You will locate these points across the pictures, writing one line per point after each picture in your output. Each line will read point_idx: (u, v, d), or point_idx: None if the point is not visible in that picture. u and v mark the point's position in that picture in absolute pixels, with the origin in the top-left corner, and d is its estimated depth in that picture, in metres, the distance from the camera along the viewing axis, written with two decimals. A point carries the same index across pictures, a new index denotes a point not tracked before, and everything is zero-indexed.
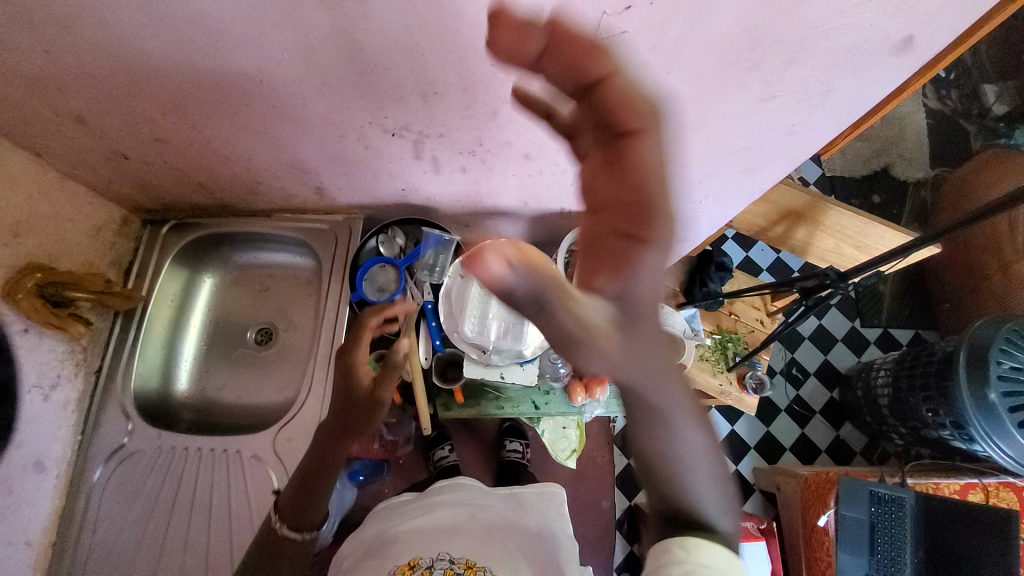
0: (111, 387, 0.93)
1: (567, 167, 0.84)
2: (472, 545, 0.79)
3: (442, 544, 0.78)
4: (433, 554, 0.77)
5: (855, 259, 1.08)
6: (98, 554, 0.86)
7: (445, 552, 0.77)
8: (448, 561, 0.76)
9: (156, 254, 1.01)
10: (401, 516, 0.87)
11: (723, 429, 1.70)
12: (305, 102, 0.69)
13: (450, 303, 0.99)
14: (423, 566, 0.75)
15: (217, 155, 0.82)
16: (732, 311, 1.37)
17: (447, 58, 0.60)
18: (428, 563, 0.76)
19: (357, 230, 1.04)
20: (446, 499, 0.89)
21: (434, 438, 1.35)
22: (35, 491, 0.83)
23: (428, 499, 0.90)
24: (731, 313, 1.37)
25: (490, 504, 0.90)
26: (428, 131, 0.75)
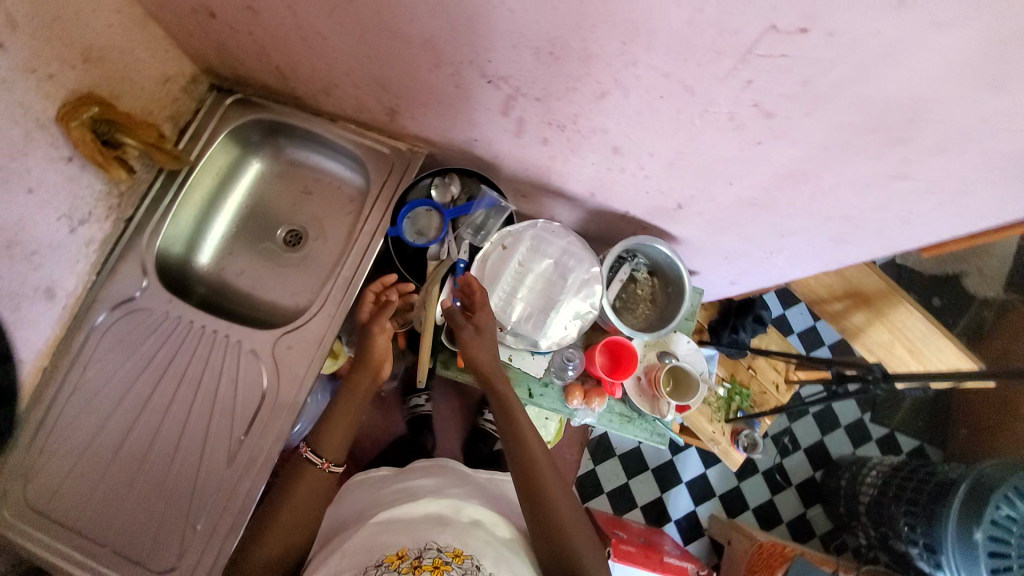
0: (136, 238, 0.92)
1: (650, 174, 0.78)
2: (458, 535, 0.81)
3: (427, 534, 0.80)
4: (421, 544, 0.78)
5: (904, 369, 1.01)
6: (83, 390, 0.88)
7: (431, 542, 0.79)
8: (433, 549, 0.77)
9: (214, 123, 0.98)
10: (379, 500, 0.94)
11: (694, 468, 1.70)
12: (413, 18, 0.64)
13: (483, 270, 0.89)
14: (412, 556, 0.76)
15: (304, 46, 0.78)
16: (752, 365, 1.32)
17: (581, 21, 0.54)
18: (417, 553, 0.76)
19: (415, 165, 0.99)
20: (422, 488, 0.94)
21: (408, 385, 1.35)
22: (41, 313, 0.84)
23: (402, 482, 0.96)
24: (749, 367, 1.31)
25: (466, 492, 0.94)
26: (526, 90, 0.69)
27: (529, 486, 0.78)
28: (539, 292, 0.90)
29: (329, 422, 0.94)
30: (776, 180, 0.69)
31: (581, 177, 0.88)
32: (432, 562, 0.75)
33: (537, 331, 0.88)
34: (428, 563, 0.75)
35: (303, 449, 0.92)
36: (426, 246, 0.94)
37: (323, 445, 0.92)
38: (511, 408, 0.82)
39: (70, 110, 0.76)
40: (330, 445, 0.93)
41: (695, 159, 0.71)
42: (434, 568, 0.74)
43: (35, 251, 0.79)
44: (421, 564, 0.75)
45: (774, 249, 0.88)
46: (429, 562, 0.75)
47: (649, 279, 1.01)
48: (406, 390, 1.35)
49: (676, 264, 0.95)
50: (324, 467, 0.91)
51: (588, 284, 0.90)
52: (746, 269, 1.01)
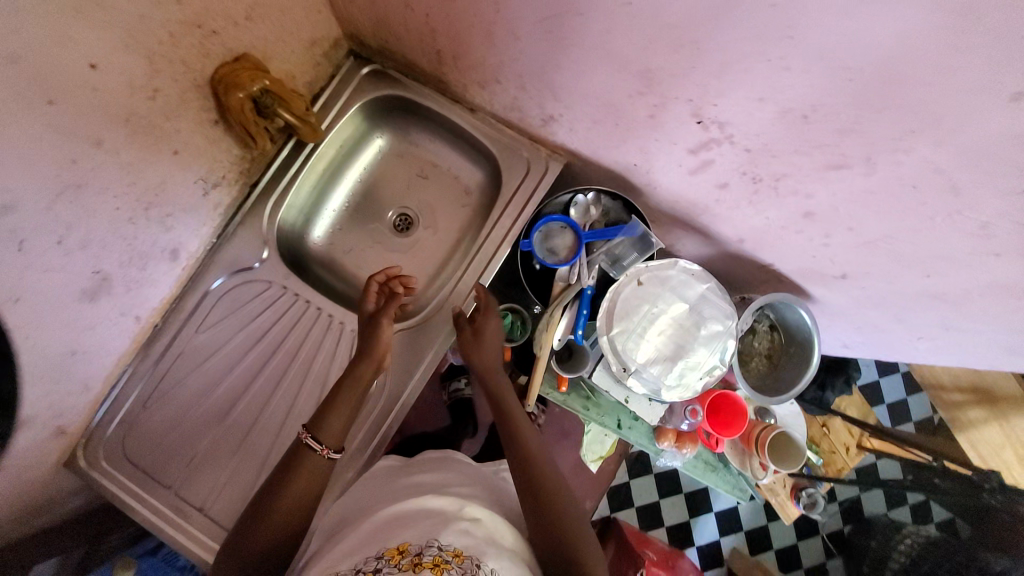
0: (258, 206, 0.89)
1: (832, 244, 0.72)
2: (465, 533, 0.61)
3: (429, 529, 0.61)
4: (423, 539, 0.59)
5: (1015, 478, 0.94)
6: (191, 354, 0.87)
7: (434, 536, 0.59)
8: (436, 547, 0.58)
9: (350, 93, 0.93)
10: (386, 496, 0.73)
11: (727, 500, 1.71)
12: (645, 45, 0.56)
13: (615, 303, 0.85)
14: (414, 553, 0.57)
15: (486, 36, 0.70)
16: (826, 424, 1.28)
17: (871, 99, 0.47)
18: (419, 549, 0.57)
19: (553, 172, 0.92)
20: (432, 483, 0.75)
21: (452, 367, 1.24)
22: (162, 274, 0.82)
23: (408, 478, 0.76)
24: (823, 425, 1.28)
25: (480, 491, 0.75)
26: (739, 139, 0.62)
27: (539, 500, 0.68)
28: (668, 336, 0.84)
29: (327, 406, 0.76)
30: (987, 286, 0.63)
31: (738, 226, 0.82)
32: (433, 560, 0.56)
33: (662, 378, 0.83)
34: (429, 561, 0.55)
35: (301, 432, 0.73)
36: (556, 266, 0.88)
37: (324, 428, 0.74)
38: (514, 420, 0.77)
39: (228, 74, 0.71)
40: (333, 429, 0.75)
41: (902, 246, 0.64)
42: (435, 567, 0.55)
43: (168, 214, 0.75)
44: (421, 561, 0.56)
45: (925, 332, 0.83)
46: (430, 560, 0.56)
47: (768, 333, 0.97)
48: (448, 373, 1.24)
49: (811, 331, 0.89)
50: (325, 455, 0.72)
51: (723, 338, 0.84)
52: (873, 340, 0.96)
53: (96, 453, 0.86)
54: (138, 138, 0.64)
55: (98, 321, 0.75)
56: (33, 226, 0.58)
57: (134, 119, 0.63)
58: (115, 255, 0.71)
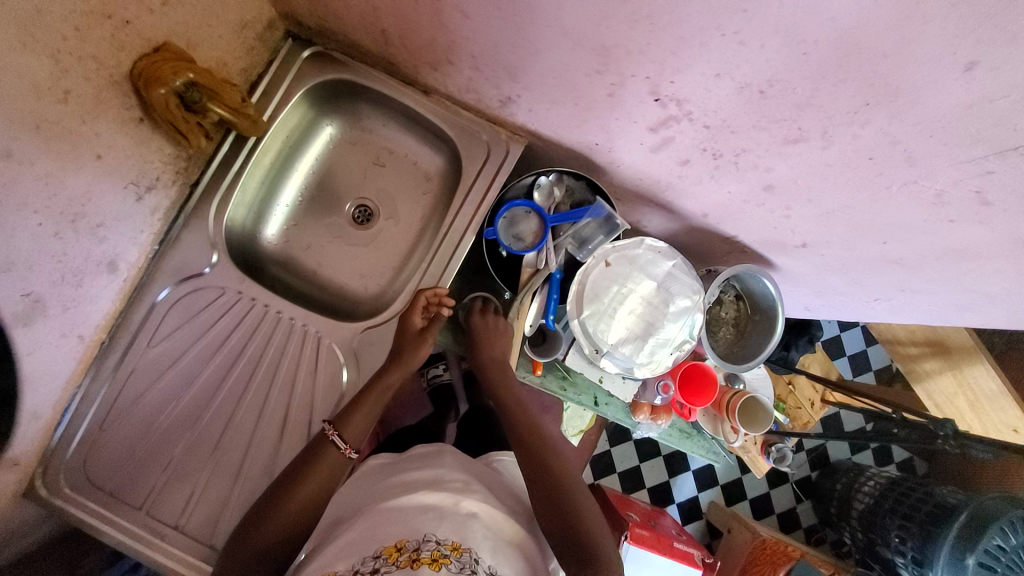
0: (202, 207, 0.84)
1: (792, 215, 0.73)
2: (460, 528, 0.61)
3: (426, 524, 0.61)
4: (419, 535, 0.59)
5: (965, 423, 1.02)
6: (145, 368, 0.83)
7: (431, 531, 0.59)
8: (433, 542, 0.58)
9: (291, 78, 0.87)
10: (377, 491, 0.70)
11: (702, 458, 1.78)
12: (597, 22, 0.54)
13: (584, 285, 0.84)
14: (410, 550, 0.57)
15: (432, 14, 0.66)
16: (791, 381, 1.33)
17: (826, 73, 0.46)
18: (415, 546, 0.57)
19: (513, 155, 0.89)
20: (424, 474, 0.72)
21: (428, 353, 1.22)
22: (103, 288, 0.76)
23: (402, 469, 0.74)
24: (788, 382, 1.33)
25: (473, 479, 0.73)
26: (697, 116, 0.61)
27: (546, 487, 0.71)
28: (638, 315, 0.85)
29: (355, 408, 0.79)
30: (939, 249, 0.65)
31: (702, 201, 0.82)
32: (431, 555, 0.56)
33: (632, 357, 0.84)
34: (427, 556, 0.56)
35: (327, 428, 0.76)
36: (522, 253, 0.86)
37: (349, 428, 0.77)
38: (519, 413, 0.80)
39: (148, 67, 0.64)
40: (356, 430, 0.77)
41: (859, 214, 0.65)
42: (433, 563, 0.55)
43: (100, 224, 0.70)
44: (420, 557, 0.56)
45: (882, 293, 0.86)
46: (427, 555, 0.56)
47: (734, 303, 0.98)
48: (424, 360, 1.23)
49: (774, 298, 0.91)
50: (346, 454, 0.76)
51: (690, 313, 0.85)
52: (833, 302, 0.99)
53: (55, 480, 0.82)
54: (53, 146, 0.59)
55: (36, 346, 0.70)
56: None
57: (45, 125, 0.57)
58: (45, 274, 0.65)
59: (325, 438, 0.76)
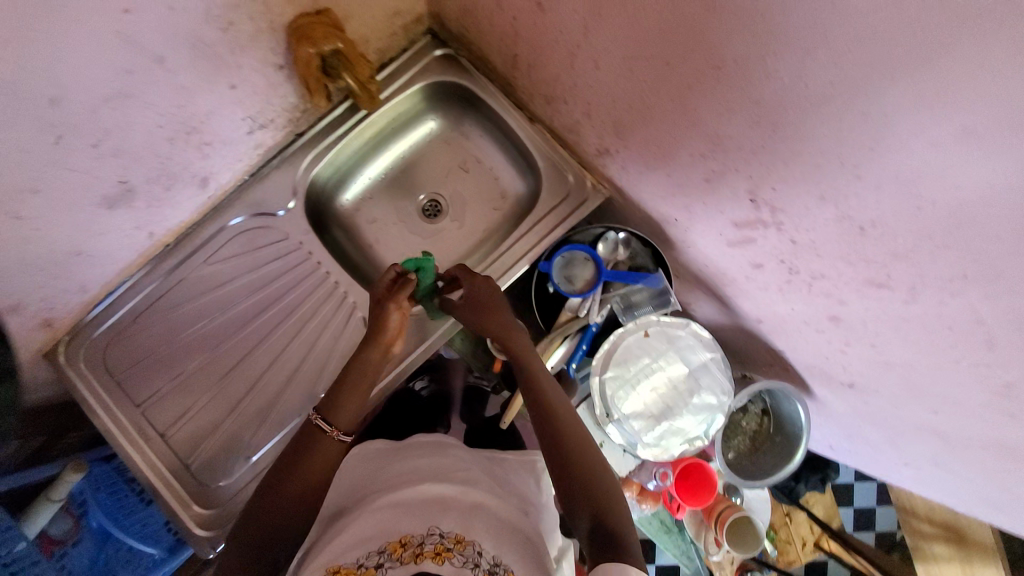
0: (298, 155, 0.89)
1: (848, 351, 0.71)
2: (465, 521, 0.61)
3: (432, 516, 0.61)
4: (424, 529, 0.59)
5: None
6: (194, 280, 0.87)
7: (435, 525, 0.59)
8: (437, 535, 0.58)
9: (417, 70, 0.93)
10: (384, 478, 0.70)
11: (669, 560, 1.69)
12: (718, 116, 0.55)
13: (616, 346, 0.84)
14: (415, 545, 0.56)
15: (567, 57, 0.69)
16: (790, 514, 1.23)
17: (933, 232, 0.46)
18: (419, 540, 0.57)
19: (591, 202, 0.91)
20: (421, 468, 0.70)
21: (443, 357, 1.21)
22: (188, 198, 0.81)
23: (404, 459, 0.73)
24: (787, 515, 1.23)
25: (478, 472, 0.71)
26: (786, 229, 0.61)
27: (572, 486, 0.64)
28: (659, 394, 0.83)
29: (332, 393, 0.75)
30: (993, 440, 0.62)
31: (760, 306, 0.81)
32: (434, 548, 0.56)
33: (639, 434, 0.82)
34: (430, 550, 0.56)
35: (311, 414, 0.72)
36: (568, 296, 0.87)
37: (336, 412, 0.73)
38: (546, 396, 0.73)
39: (306, 26, 0.69)
40: (342, 411, 0.73)
41: (918, 375, 0.63)
42: (437, 556, 0.55)
43: (208, 142, 0.75)
44: (423, 552, 0.56)
45: (914, 460, 0.82)
46: (430, 549, 0.56)
47: (758, 416, 0.95)
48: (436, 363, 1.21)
49: (802, 427, 0.87)
50: (336, 437, 0.71)
51: (712, 411, 0.82)
52: (860, 449, 0.95)
53: (76, 352, 0.86)
54: (199, 65, 0.64)
55: (111, 229, 0.75)
56: (74, 124, 0.58)
57: (200, 45, 0.62)
58: (145, 170, 0.70)
59: (310, 423, 0.71)
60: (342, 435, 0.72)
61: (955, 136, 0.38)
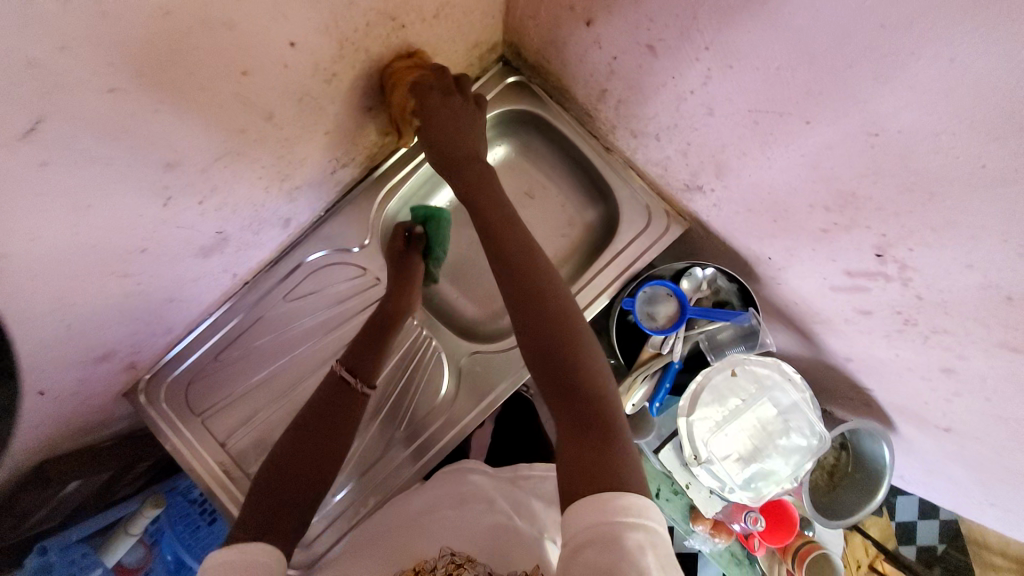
0: (373, 190, 0.88)
1: (957, 402, 0.69)
2: (478, 542, 0.69)
3: (445, 542, 0.69)
4: (436, 552, 0.67)
5: None
6: (271, 318, 0.87)
7: (447, 546, 0.67)
8: (449, 555, 0.66)
9: (490, 99, 0.91)
10: (414, 508, 0.78)
11: None
12: (857, 176, 0.53)
13: (703, 386, 0.82)
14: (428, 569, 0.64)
15: (672, 99, 0.66)
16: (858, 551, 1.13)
17: None
18: (433, 565, 0.65)
19: (672, 235, 0.89)
20: (438, 495, 0.79)
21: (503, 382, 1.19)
22: (270, 239, 0.80)
23: (426, 489, 0.81)
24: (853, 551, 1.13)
25: (498, 496, 0.77)
26: (914, 286, 0.59)
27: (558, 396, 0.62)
28: (748, 435, 0.82)
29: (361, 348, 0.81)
30: None
31: (853, 348, 0.79)
32: (446, 568, 0.64)
33: (729, 477, 0.81)
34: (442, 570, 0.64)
35: (338, 367, 0.77)
36: (650, 332, 0.86)
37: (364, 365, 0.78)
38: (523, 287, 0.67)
39: (402, 69, 0.68)
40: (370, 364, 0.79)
41: None
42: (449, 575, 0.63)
43: (297, 187, 0.74)
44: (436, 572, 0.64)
45: (1003, 502, 0.81)
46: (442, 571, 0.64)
47: (837, 451, 0.94)
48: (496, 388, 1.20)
49: (886, 466, 0.85)
50: (359, 389, 0.76)
51: (803, 454, 0.80)
52: (937, 483, 0.93)
53: (156, 390, 0.85)
54: (302, 118, 0.62)
55: (203, 275, 0.74)
56: (183, 185, 0.56)
57: (306, 98, 0.60)
58: (239, 220, 0.69)
59: (335, 376, 0.76)
60: (367, 388, 0.77)
61: None
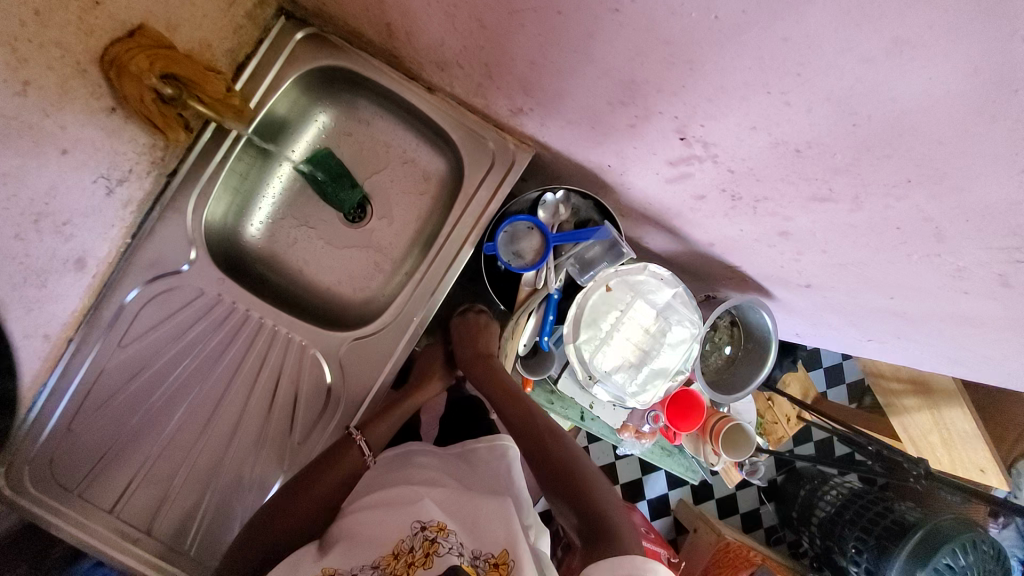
0: (181, 200, 0.78)
1: (799, 260, 0.71)
2: (445, 510, 0.68)
3: (413, 513, 0.67)
4: (406, 533, 0.64)
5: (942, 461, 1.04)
6: (112, 369, 0.78)
7: (415, 523, 0.65)
8: (421, 531, 0.64)
9: (283, 61, 0.80)
10: (376, 483, 0.75)
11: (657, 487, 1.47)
12: (625, 60, 0.49)
13: (581, 309, 0.81)
14: (405, 554, 0.63)
15: (447, 19, 0.60)
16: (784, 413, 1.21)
17: (873, 145, 0.42)
18: (408, 547, 0.63)
19: (518, 166, 0.84)
20: (395, 479, 0.74)
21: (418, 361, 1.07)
22: (69, 285, 0.71)
23: (393, 475, 0.75)
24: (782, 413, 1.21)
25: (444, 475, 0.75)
26: (721, 159, 0.57)
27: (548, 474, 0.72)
28: (635, 343, 0.82)
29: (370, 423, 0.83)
30: (947, 313, 0.63)
31: (710, 232, 0.79)
32: (422, 552, 0.62)
33: (624, 388, 0.82)
34: (419, 555, 0.62)
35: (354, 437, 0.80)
36: (521, 271, 0.83)
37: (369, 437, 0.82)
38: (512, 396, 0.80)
39: (122, 54, 0.59)
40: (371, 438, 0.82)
41: (869, 270, 0.64)
42: (426, 558, 0.62)
43: (67, 222, 0.64)
44: (414, 559, 0.62)
45: (874, 334, 0.85)
46: (420, 551, 0.63)
47: (730, 330, 0.96)
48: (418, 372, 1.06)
49: (770, 332, 0.88)
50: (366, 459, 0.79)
51: (685, 343, 0.82)
52: (825, 333, 0.98)
53: (19, 479, 0.77)
54: (10, 142, 0.53)
55: None
56: None
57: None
58: (3, 277, 0.60)
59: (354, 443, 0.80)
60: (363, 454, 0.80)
61: (885, 49, 0.33)
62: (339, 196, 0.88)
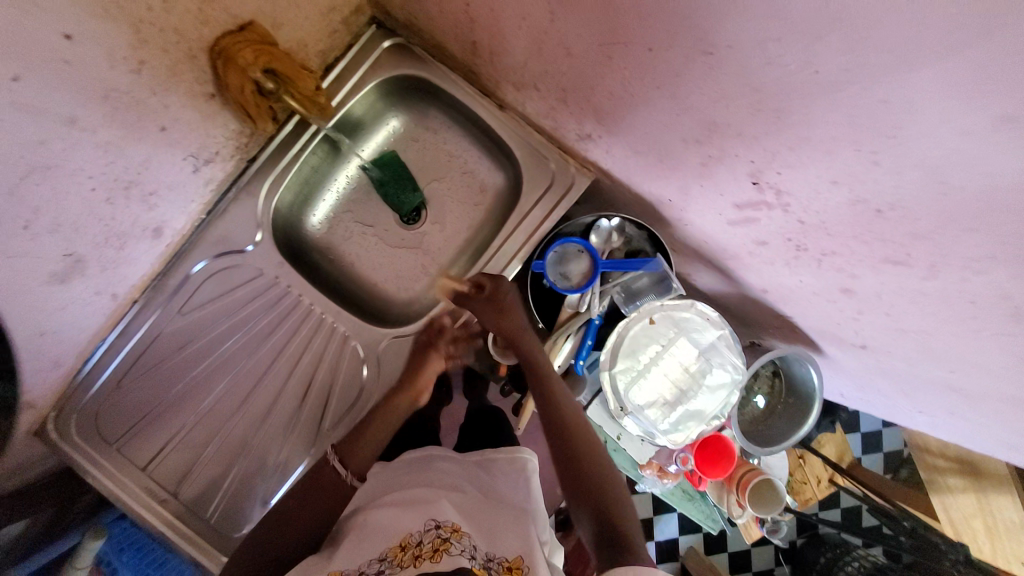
0: (256, 183, 0.82)
1: (857, 320, 0.69)
2: (459, 515, 0.67)
3: (427, 513, 0.66)
4: (418, 529, 0.63)
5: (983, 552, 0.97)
6: (168, 334, 0.82)
7: (430, 520, 0.64)
8: (434, 528, 0.63)
9: (367, 65, 0.84)
10: (394, 481, 0.74)
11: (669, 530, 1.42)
12: (709, 101, 0.50)
13: (621, 339, 0.80)
14: (414, 546, 0.61)
15: (532, 42, 0.62)
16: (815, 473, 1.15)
17: (960, 217, 0.41)
18: (418, 541, 0.62)
19: (577, 189, 0.85)
20: (412, 481, 0.73)
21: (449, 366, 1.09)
22: (143, 251, 0.76)
23: (410, 477, 0.74)
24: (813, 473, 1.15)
25: (463, 483, 0.75)
26: (793, 208, 0.56)
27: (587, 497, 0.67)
28: (673, 381, 0.81)
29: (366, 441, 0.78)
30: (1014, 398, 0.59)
31: (764, 279, 0.78)
32: (432, 547, 0.61)
33: (656, 425, 0.80)
34: (428, 549, 0.60)
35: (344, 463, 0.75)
36: (566, 293, 0.83)
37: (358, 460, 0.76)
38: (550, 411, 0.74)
39: (230, 45, 0.64)
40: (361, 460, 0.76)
41: (933, 341, 0.61)
42: (435, 554, 0.60)
43: (152, 192, 0.69)
44: (422, 552, 0.60)
45: (926, 407, 0.81)
46: (430, 547, 0.61)
47: (771, 379, 0.93)
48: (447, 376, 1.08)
49: (814, 388, 0.85)
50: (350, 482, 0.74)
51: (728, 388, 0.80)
52: (873, 398, 0.94)
53: (66, 424, 0.81)
54: (117, 115, 0.57)
55: (71, 301, 0.69)
56: None
57: (114, 93, 0.56)
58: (89, 236, 0.64)
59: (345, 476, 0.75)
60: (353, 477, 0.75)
61: (988, 125, 0.33)
62: (400, 198, 0.91)
